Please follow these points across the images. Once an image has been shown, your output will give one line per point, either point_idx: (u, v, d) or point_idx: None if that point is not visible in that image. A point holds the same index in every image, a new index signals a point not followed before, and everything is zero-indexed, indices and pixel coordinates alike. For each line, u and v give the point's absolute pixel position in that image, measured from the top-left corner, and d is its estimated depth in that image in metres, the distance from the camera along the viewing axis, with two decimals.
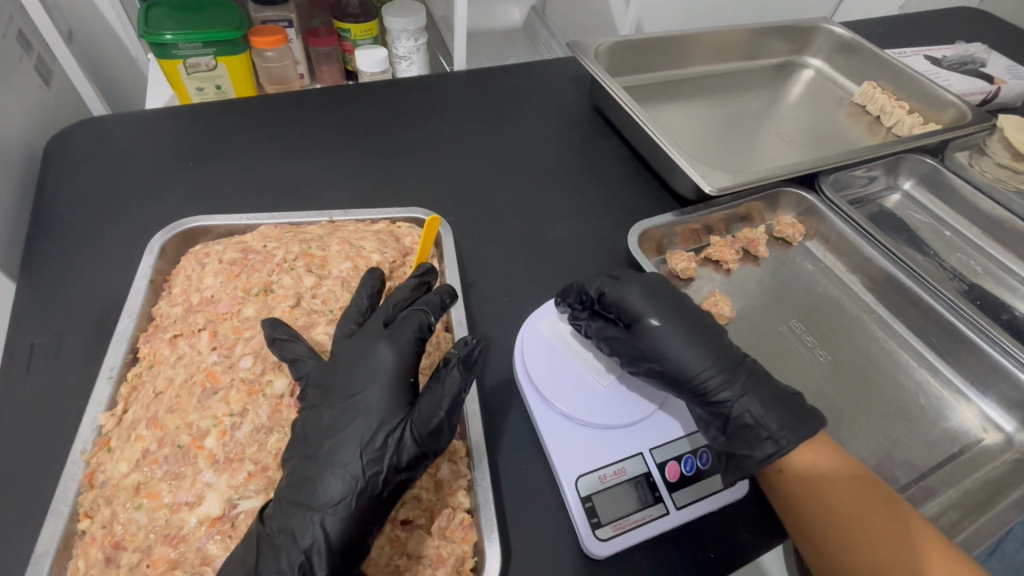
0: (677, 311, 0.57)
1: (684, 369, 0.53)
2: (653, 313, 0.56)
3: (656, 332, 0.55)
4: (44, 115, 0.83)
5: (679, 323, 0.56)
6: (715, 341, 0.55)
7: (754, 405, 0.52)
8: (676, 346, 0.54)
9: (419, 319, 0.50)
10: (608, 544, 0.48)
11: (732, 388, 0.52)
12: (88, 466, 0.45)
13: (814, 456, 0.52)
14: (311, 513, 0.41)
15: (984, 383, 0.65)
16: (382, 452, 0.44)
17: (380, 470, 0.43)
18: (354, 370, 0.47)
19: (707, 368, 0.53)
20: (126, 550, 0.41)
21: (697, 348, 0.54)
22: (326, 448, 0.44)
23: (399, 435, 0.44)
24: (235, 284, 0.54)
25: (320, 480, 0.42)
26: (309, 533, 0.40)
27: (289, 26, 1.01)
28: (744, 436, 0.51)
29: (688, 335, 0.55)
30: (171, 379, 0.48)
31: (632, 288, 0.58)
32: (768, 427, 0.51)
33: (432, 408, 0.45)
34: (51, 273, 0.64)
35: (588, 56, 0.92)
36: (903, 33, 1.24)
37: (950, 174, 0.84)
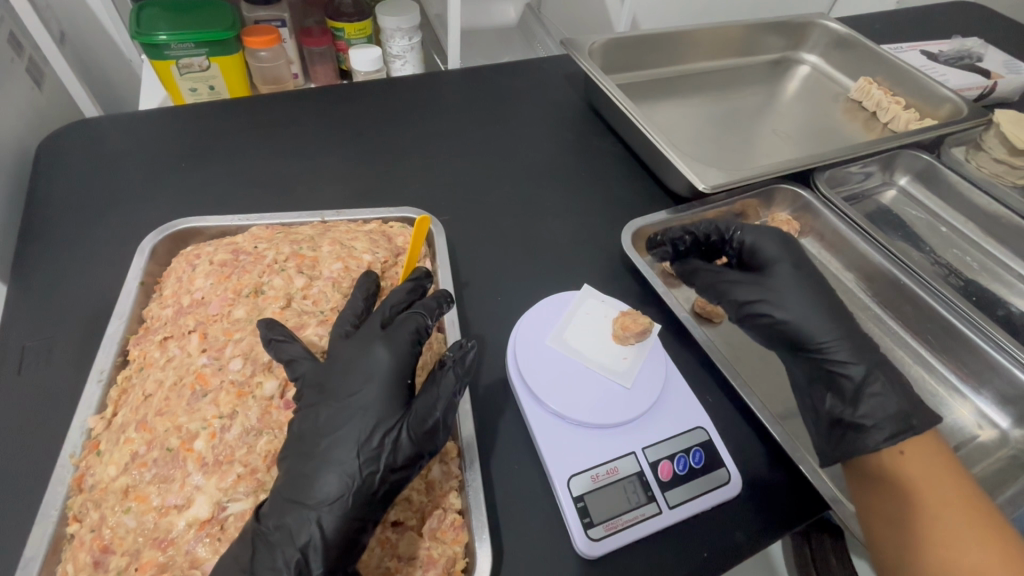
0: (811, 279, 0.60)
1: (816, 334, 0.56)
2: (790, 275, 0.60)
3: (792, 292, 0.58)
4: (36, 116, 0.83)
5: (814, 291, 0.59)
6: (844, 314, 0.58)
7: (887, 384, 0.53)
8: (810, 310, 0.57)
9: (417, 323, 0.50)
10: (600, 544, 0.48)
11: (865, 363, 0.54)
12: (77, 470, 0.45)
13: (925, 458, 0.49)
14: (307, 511, 0.41)
15: (979, 379, 0.65)
16: (379, 451, 0.43)
17: (377, 469, 0.43)
18: (350, 371, 0.47)
19: (838, 337, 0.55)
20: (115, 554, 0.41)
21: (831, 317, 0.57)
22: (319, 447, 0.44)
23: (394, 436, 0.44)
24: (225, 285, 0.54)
25: (315, 477, 0.42)
26: (306, 531, 0.40)
27: (282, 25, 1.00)
28: (869, 407, 0.52)
29: (821, 299, 0.58)
30: (161, 382, 0.48)
31: (768, 239, 0.63)
32: (901, 407, 0.51)
33: (428, 408, 0.46)
34: (42, 275, 0.64)
35: (583, 53, 0.91)
36: (900, 28, 1.23)
37: (946, 170, 0.84)
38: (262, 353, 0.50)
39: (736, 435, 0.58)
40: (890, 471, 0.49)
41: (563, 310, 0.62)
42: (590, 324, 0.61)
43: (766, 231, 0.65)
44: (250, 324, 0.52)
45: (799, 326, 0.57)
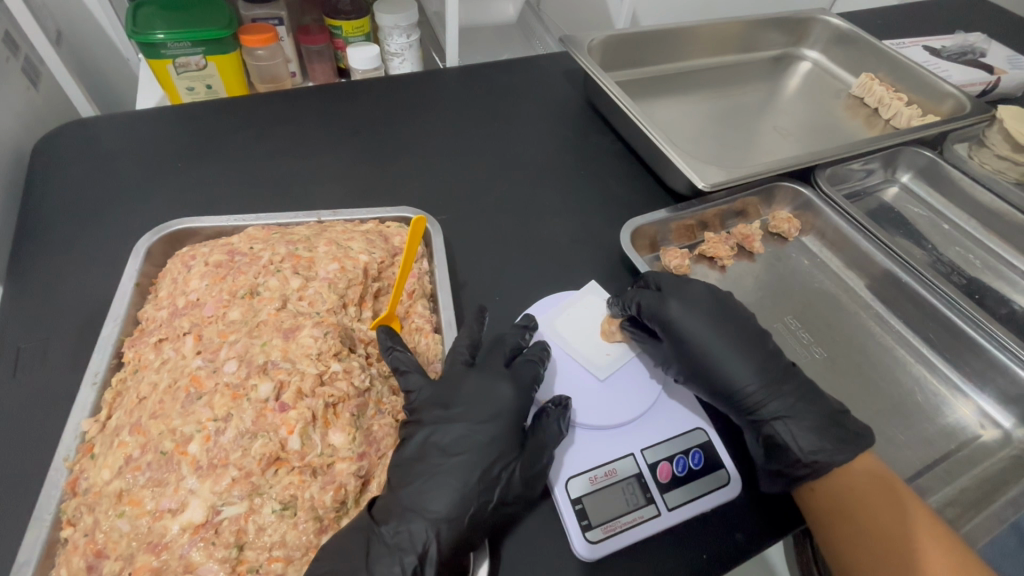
0: (732, 331, 0.59)
1: (739, 385, 0.56)
2: (710, 331, 0.59)
3: (712, 346, 0.58)
4: (32, 117, 0.83)
5: (734, 342, 0.58)
6: (763, 361, 0.57)
7: (795, 430, 0.54)
8: (729, 366, 0.57)
9: (534, 370, 0.54)
10: (599, 546, 0.47)
11: (779, 409, 0.55)
12: (71, 473, 0.45)
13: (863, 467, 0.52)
14: (426, 523, 0.46)
15: (981, 378, 0.64)
16: (495, 482, 0.49)
17: (490, 498, 0.48)
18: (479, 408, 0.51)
19: (760, 385, 0.55)
20: (109, 558, 0.41)
21: (751, 368, 0.57)
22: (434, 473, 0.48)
23: (511, 470, 0.49)
24: (221, 286, 0.54)
25: (435, 492, 0.47)
26: (422, 537, 0.45)
27: (279, 23, 1.00)
28: (779, 450, 0.53)
29: (740, 350, 0.58)
30: (155, 385, 0.48)
31: (692, 296, 0.61)
32: (809, 452, 0.52)
33: (537, 450, 0.50)
34: (38, 276, 0.63)
35: (581, 51, 0.91)
36: (903, 24, 1.22)
37: (948, 166, 0.83)
38: (257, 355, 0.48)
39: (738, 437, 0.58)
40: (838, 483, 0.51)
41: (565, 304, 0.64)
42: (587, 319, 0.63)
43: (693, 288, 0.62)
44: (245, 325, 0.51)
45: (721, 379, 0.57)
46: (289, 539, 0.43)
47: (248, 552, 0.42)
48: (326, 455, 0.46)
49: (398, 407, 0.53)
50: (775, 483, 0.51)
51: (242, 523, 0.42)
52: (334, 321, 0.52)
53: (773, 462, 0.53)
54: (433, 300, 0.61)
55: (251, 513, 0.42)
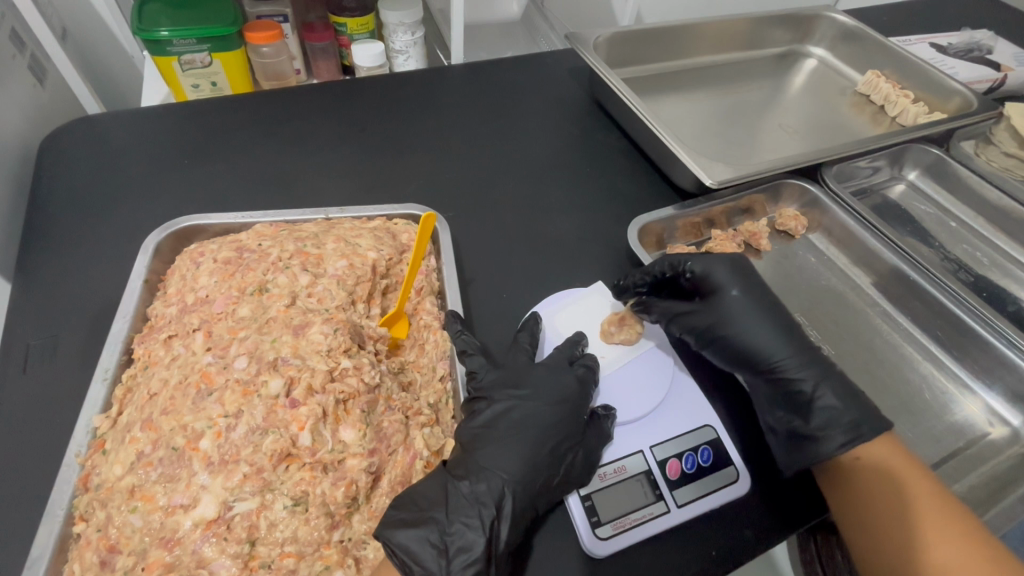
0: (765, 298, 0.59)
1: (771, 352, 0.56)
2: (739, 298, 0.58)
3: (743, 313, 0.57)
4: (39, 114, 0.82)
5: (763, 309, 0.58)
6: (792, 327, 0.57)
7: (833, 394, 0.53)
8: (764, 333, 0.57)
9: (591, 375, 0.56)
10: (607, 543, 0.47)
11: (814, 375, 0.54)
12: (83, 469, 0.45)
13: (886, 451, 0.51)
14: (502, 480, 0.48)
15: (989, 376, 0.64)
16: (561, 459, 0.50)
17: (556, 472, 0.49)
18: (541, 390, 0.54)
19: (790, 353, 0.55)
20: (121, 554, 0.41)
21: (785, 336, 0.57)
22: (512, 437, 0.51)
23: (574, 452, 0.51)
24: (230, 283, 0.54)
25: (508, 454, 0.50)
26: (500, 493, 0.48)
27: (284, 20, 0.99)
28: (822, 417, 0.53)
29: (769, 316, 0.58)
30: (166, 381, 0.48)
31: (714, 263, 0.60)
32: (850, 416, 0.52)
33: (598, 437, 0.52)
34: (49, 273, 0.63)
35: (587, 48, 0.90)
36: (908, 21, 1.21)
37: (955, 164, 0.83)
38: (267, 352, 0.48)
39: (748, 434, 0.57)
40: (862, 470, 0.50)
41: (572, 300, 0.65)
42: (591, 316, 0.64)
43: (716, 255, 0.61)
44: (254, 322, 0.51)
45: (754, 347, 0.56)
46: (301, 534, 0.43)
47: (260, 548, 0.42)
48: (337, 451, 0.46)
49: (409, 404, 0.52)
50: (821, 448, 0.51)
51: (253, 519, 0.42)
52: (344, 318, 0.52)
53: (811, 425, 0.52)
54: (441, 297, 0.62)
55: (262, 509, 0.43)
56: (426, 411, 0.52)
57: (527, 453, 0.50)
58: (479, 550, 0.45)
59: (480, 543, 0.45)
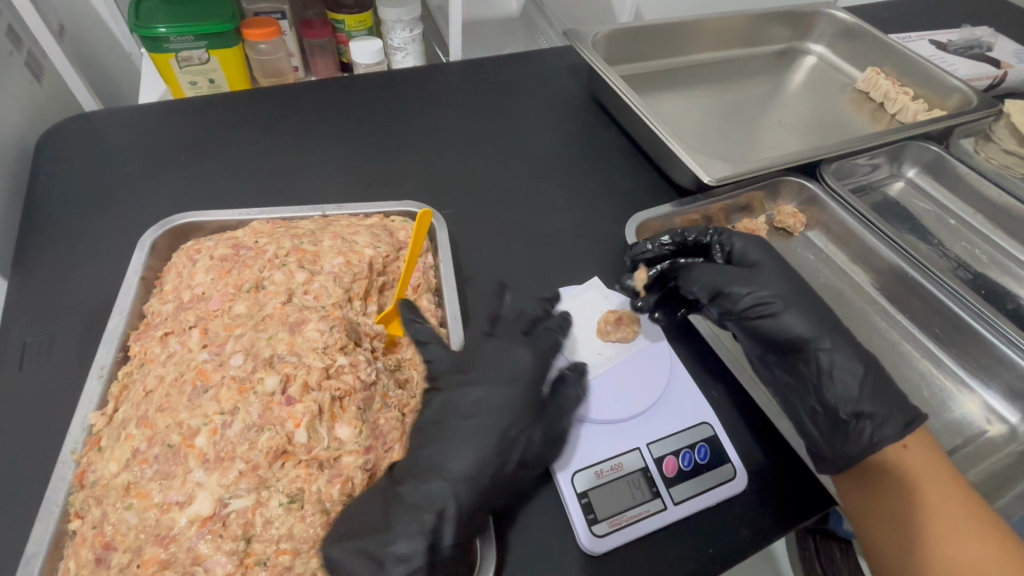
0: (801, 286, 0.62)
1: (815, 335, 0.57)
2: (779, 281, 0.61)
3: (784, 294, 0.60)
4: (35, 110, 0.82)
5: (802, 294, 0.61)
6: (827, 313, 0.60)
7: (870, 381, 0.54)
8: (806, 315, 0.59)
9: (554, 338, 0.57)
10: (604, 540, 0.48)
11: (857, 358, 0.56)
12: (79, 465, 0.45)
13: (919, 453, 0.51)
14: (444, 482, 0.47)
15: (988, 373, 0.64)
16: (512, 445, 0.49)
17: (507, 461, 0.49)
18: (492, 367, 0.53)
19: (830, 336, 0.57)
20: (117, 550, 0.41)
21: (821, 319, 0.59)
22: (464, 425, 0.50)
23: (530, 435, 0.50)
24: (226, 280, 0.54)
25: (455, 453, 0.48)
26: (441, 498, 0.46)
27: (282, 17, 0.99)
28: (873, 401, 0.53)
29: (807, 301, 0.60)
30: (162, 378, 0.48)
31: (751, 249, 0.65)
32: (896, 396, 0.54)
33: (557, 416, 0.52)
34: (46, 269, 0.63)
35: (586, 45, 0.90)
36: (908, 18, 1.21)
37: (955, 161, 0.83)
38: (263, 349, 0.48)
39: (744, 431, 0.56)
40: (888, 464, 0.51)
41: (567, 298, 0.64)
42: (588, 314, 0.63)
43: (751, 242, 0.66)
44: (251, 319, 0.51)
45: (796, 328, 0.58)
46: (296, 532, 0.43)
47: (255, 545, 0.42)
48: (333, 448, 0.46)
49: (405, 401, 0.53)
50: (881, 432, 0.51)
51: (249, 516, 0.42)
52: (340, 316, 0.52)
53: (854, 410, 0.53)
54: (438, 294, 0.61)
55: (257, 506, 0.43)
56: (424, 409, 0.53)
57: (481, 448, 0.48)
58: (419, 560, 0.44)
59: (420, 553, 0.44)
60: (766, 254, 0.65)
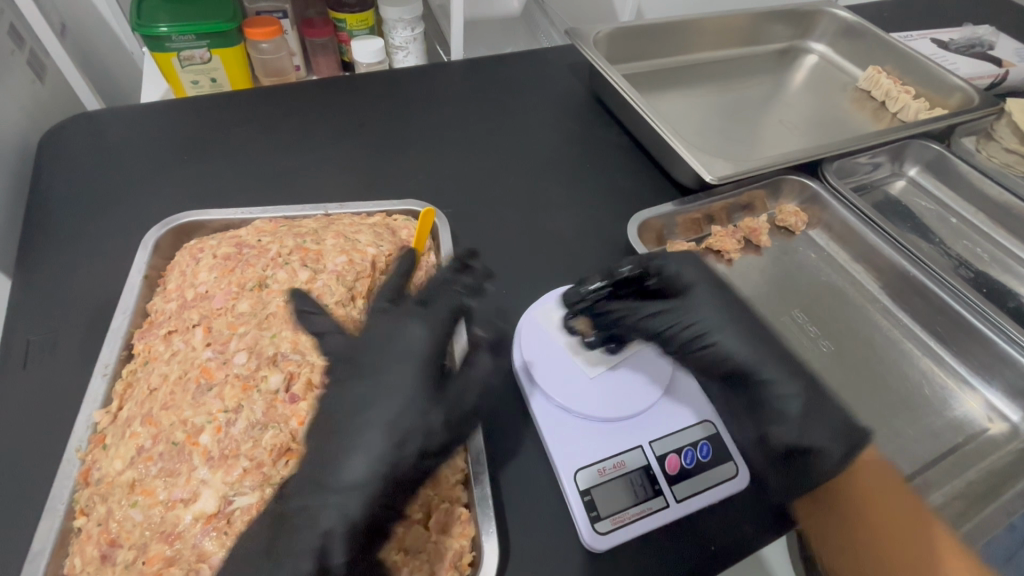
0: (737, 304, 0.58)
1: (750, 361, 0.54)
2: (710, 303, 0.57)
3: (717, 318, 0.56)
4: (38, 110, 0.82)
5: (737, 314, 0.56)
6: (761, 332, 0.56)
7: (807, 407, 0.51)
8: (741, 339, 0.54)
9: (454, 300, 0.52)
10: (607, 537, 0.48)
11: (794, 380, 0.53)
12: (84, 463, 0.45)
13: (879, 477, 0.49)
14: (331, 495, 0.43)
15: (989, 372, 0.64)
16: (410, 435, 0.45)
17: (408, 455, 0.44)
18: (388, 350, 0.48)
19: (765, 359, 0.54)
20: (122, 547, 0.41)
21: (756, 341, 0.55)
22: (357, 424, 0.45)
23: (430, 420, 0.46)
24: (229, 279, 0.54)
25: (348, 460, 0.44)
26: (328, 516, 0.42)
27: (283, 16, 0.99)
28: (811, 429, 0.50)
29: (740, 323, 0.56)
30: (166, 376, 0.48)
31: (685, 267, 0.60)
32: (839, 421, 0.51)
33: (464, 392, 0.48)
34: (49, 269, 0.64)
35: (587, 43, 0.90)
36: (910, 17, 1.21)
37: (956, 160, 0.83)
38: (266, 347, 0.49)
39: None
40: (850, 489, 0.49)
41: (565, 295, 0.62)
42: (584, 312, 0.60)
43: (686, 258, 0.61)
44: (254, 318, 0.51)
45: (730, 354, 0.54)
46: None
47: None
48: None
49: None
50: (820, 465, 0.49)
51: (253, 513, 0.43)
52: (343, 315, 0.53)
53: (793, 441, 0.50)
54: None
55: (261, 503, 0.43)
56: None
57: (379, 444, 0.44)
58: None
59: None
60: (701, 272, 0.59)
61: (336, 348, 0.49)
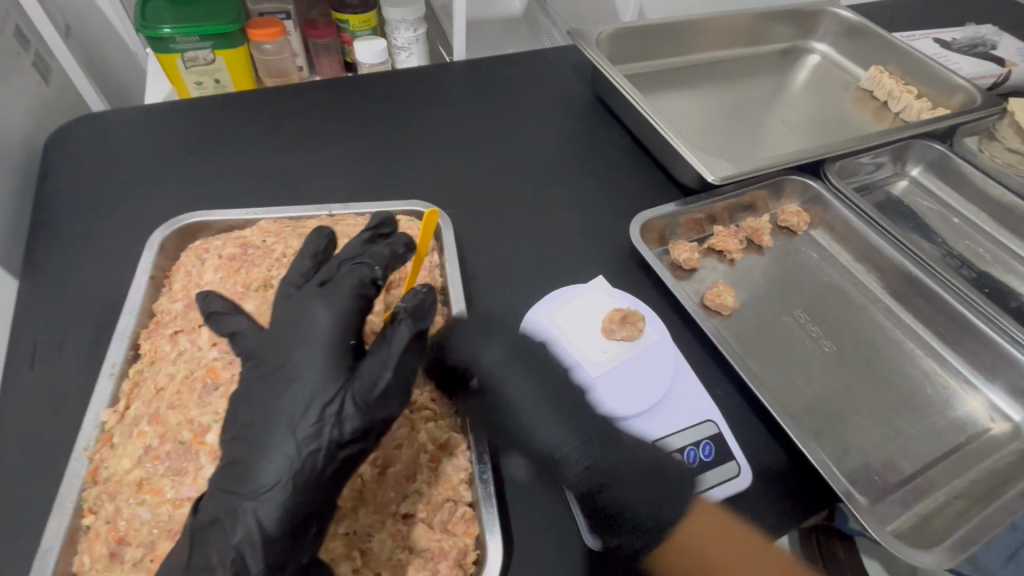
0: (531, 374, 0.53)
1: (558, 443, 0.50)
2: (498, 375, 0.52)
3: (517, 393, 0.52)
4: (43, 111, 0.83)
5: (542, 389, 0.52)
6: (577, 409, 0.52)
7: (624, 491, 0.48)
8: (548, 420, 0.51)
9: (359, 275, 0.49)
10: (610, 536, 0.48)
11: (606, 464, 0.49)
12: (92, 462, 0.45)
13: (705, 527, 0.48)
14: (245, 502, 0.40)
15: (991, 372, 0.64)
16: (321, 426, 0.41)
17: (319, 446, 0.41)
18: (289, 336, 0.46)
19: (577, 441, 0.50)
20: (130, 545, 0.42)
21: (573, 419, 0.51)
22: (264, 422, 0.42)
23: (340, 407, 0.42)
24: (234, 279, 0.54)
25: (262, 464, 0.41)
26: (242, 526, 0.39)
27: (286, 17, 1.00)
28: (619, 515, 0.48)
29: (551, 398, 0.52)
30: (172, 375, 0.49)
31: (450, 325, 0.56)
32: (641, 504, 0.47)
33: (376, 370, 0.43)
34: (55, 270, 0.64)
35: (590, 44, 0.90)
36: (912, 16, 1.21)
37: (958, 160, 0.83)
38: None
39: (747, 428, 0.58)
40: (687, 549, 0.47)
41: (569, 296, 0.64)
42: (589, 313, 0.63)
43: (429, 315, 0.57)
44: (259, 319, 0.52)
45: (539, 438, 0.50)
46: None
47: None
48: None
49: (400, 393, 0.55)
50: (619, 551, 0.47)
51: None
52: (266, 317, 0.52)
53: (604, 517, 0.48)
54: (444, 293, 0.62)
55: None
56: (431, 405, 0.53)
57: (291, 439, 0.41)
58: None
59: None
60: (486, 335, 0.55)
61: (247, 341, 0.48)
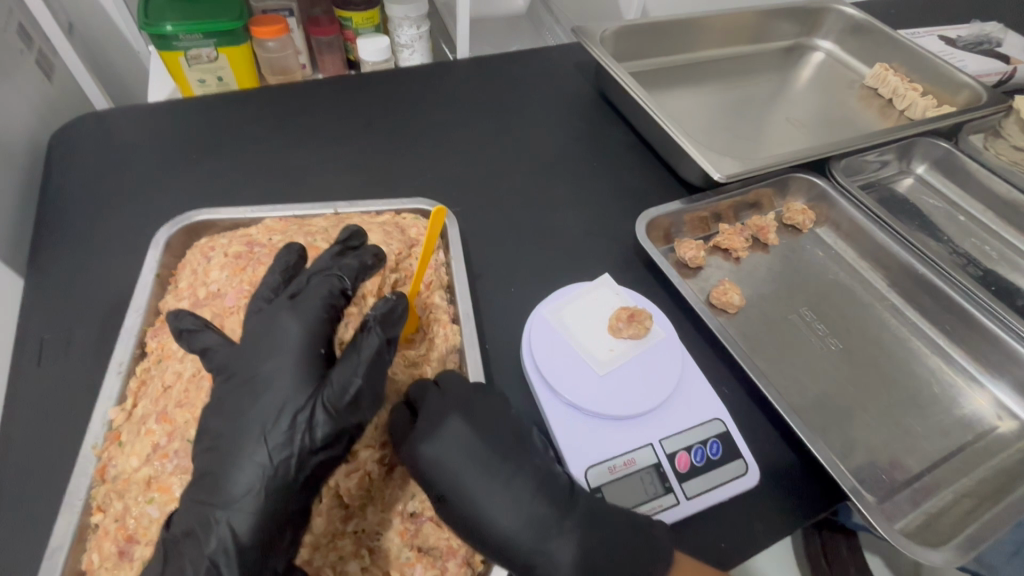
0: (489, 447, 0.48)
1: (508, 523, 0.45)
2: (454, 445, 0.47)
3: (472, 467, 0.46)
4: (46, 109, 0.83)
5: (503, 463, 0.47)
6: (540, 483, 0.47)
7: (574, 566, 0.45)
8: (502, 499, 0.46)
9: (329, 286, 0.48)
10: None
11: (559, 541, 0.45)
12: (99, 460, 0.45)
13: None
14: (218, 512, 0.40)
15: (998, 370, 0.64)
16: (293, 433, 0.42)
17: (291, 454, 0.41)
18: (260, 344, 0.45)
19: (533, 522, 0.45)
20: (139, 543, 0.42)
21: (532, 494, 0.46)
22: (233, 432, 0.42)
23: (310, 418, 0.42)
24: (240, 277, 0.54)
25: (234, 472, 0.41)
26: (215, 536, 0.39)
27: (290, 15, 1.00)
28: None
29: (509, 472, 0.47)
30: (179, 374, 0.49)
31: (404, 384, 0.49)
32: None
33: (347, 377, 0.43)
34: (60, 268, 0.64)
35: (594, 41, 0.90)
36: (917, 13, 1.21)
37: (964, 157, 0.82)
38: None
39: (754, 426, 0.57)
40: None
41: (574, 295, 0.63)
42: (593, 311, 0.61)
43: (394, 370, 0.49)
44: None
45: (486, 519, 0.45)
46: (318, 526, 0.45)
47: None
48: None
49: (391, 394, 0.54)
50: None
51: None
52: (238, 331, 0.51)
53: None
54: (450, 291, 0.61)
55: None
56: None
57: (259, 449, 0.41)
58: None
59: None
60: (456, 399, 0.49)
61: (218, 356, 0.46)
